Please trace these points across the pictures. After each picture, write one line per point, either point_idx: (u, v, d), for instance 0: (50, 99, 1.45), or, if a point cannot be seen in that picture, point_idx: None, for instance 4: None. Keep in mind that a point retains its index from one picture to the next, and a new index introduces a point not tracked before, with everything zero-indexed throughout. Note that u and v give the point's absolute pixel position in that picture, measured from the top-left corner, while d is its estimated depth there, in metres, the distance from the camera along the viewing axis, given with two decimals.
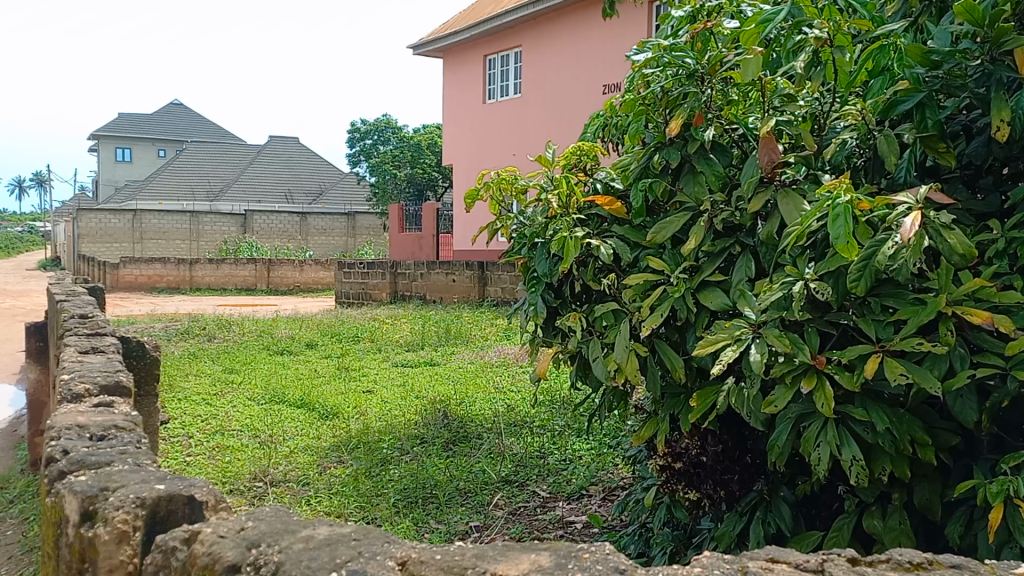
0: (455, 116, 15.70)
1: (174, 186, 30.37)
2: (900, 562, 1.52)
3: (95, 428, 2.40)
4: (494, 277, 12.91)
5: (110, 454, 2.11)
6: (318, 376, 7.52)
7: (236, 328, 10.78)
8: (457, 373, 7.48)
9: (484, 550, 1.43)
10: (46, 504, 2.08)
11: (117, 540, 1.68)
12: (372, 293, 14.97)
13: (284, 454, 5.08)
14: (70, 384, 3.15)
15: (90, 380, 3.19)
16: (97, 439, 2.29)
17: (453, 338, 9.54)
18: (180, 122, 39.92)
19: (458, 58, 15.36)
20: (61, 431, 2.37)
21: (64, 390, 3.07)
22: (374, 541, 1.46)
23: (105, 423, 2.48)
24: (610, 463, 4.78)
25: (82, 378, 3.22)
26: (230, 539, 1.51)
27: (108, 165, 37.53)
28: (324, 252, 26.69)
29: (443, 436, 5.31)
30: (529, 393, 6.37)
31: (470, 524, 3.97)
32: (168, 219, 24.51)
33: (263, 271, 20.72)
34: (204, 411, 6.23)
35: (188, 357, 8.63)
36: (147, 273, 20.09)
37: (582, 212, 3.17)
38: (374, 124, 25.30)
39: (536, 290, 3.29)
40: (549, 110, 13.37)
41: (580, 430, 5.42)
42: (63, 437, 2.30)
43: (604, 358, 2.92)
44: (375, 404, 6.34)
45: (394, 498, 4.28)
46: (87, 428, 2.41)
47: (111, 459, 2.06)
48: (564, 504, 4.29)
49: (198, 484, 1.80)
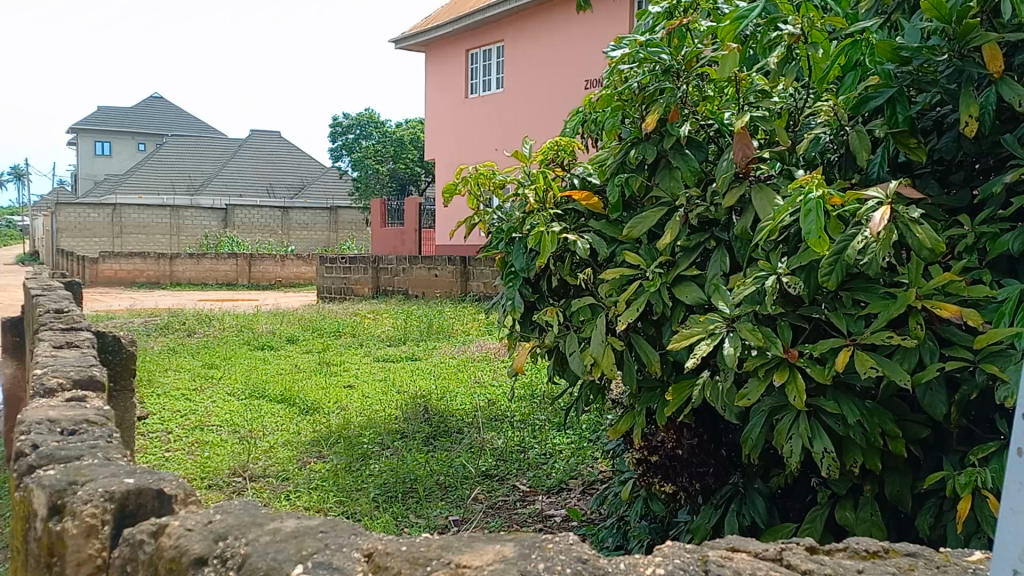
0: (437, 111, 15.65)
1: (154, 180, 30.16)
2: (857, 551, 1.53)
3: (65, 422, 2.38)
4: (477, 272, 12.96)
5: (80, 448, 2.10)
6: (300, 371, 7.49)
7: (216, 323, 10.74)
8: (438, 368, 7.50)
9: (449, 541, 1.43)
10: (16, 499, 2.07)
11: (85, 534, 1.67)
12: (354, 288, 14.93)
13: (263, 450, 5.07)
14: (42, 378, 3.13)
15: (63, 374, 3.17)
16: (66, 434, 2.28)
17: (436, 333, 9.54)
18: (160, 116, 39.60)
19: (441, 52, 15.33)
20: (31, 426, 2.35)
21: (36, 384, 3.05)
22: (340, 534, 1.47)
23: (76, 417, 2.46)
24: (589, 458, 4.79)
25: (54, 374, 3.19)
26: (199, 532, 1.51)
27: (87, 159, 37.36)
28: (307, 247, 26.40)
29: (423, 431, 5.31)
30: (509, 388, 6.38)
31: (450, 518, 3.99)
32: (147, 214, 24.23)
33: (244, 266, 20.73)
34: (183, 406, 6.21)
35: (168, 352, 8.59)
36: (127, 268, 19.84)
37: (559, 207, 3.16)
38: (356, 118, 25.02)
39: (514, 285, 3.29)
40: (533, 104, 13.34)
41: (560, 424, 5.44)
42: (34, 431, 2.29)
43: (581, 353, 2.92)
44: (356, 399, 6.35)
45: (374, 492, 4.28)
46: (57, 423, 2.39)
47: (81, 454, 2.05)
48: (543, 498, 4.31)
49: (168, 478, 1.79)
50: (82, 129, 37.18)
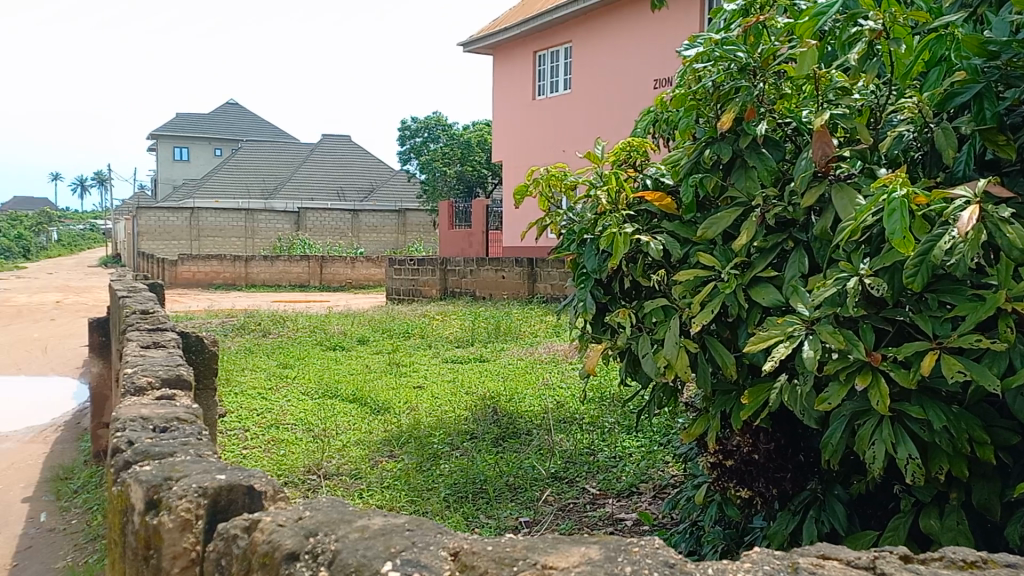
0: (505, 113, 15.73)
1: (230, 184, 31.01)
2: (953, 561, 1.49)
3: (158, 420, 2.48)
4: (544, 274, 12.94)
5: (173, 445, 2.18)
6: (371, 372, 7.61)
7: (290, 324, 10.98)
8: (506, 369, 7.53)
9: (534, 542, 1.44)
10: (113, 493, 2.16)
11: (180, 528, 1.74)
12: (422, 289, 15.08)
13: (336, 448, 5.17)
14: (133, 377, 3.26)
15: (152, 373, 3.29)
16: (159, 431, 2.37)
17: (503, 335, 9.58)
18: (235, 122, 40.71)
19: (508, 54, 15.40)
20: (127, 422, 2.45)
21: (127, 382, 3.18)
22: (426, 532, 1.49)
23: (167, 415, 2.56)
24: (660, 462, 4.75)
25: (144, 372, 3.31)
26: (289, 528, 1.55)
27: (167, 164, 38.64)
28: (375, 249, 26.65)
29: (493, 432, 5.34)
30: (579, 390, 6.36)
31: (520, 519, 4.01)
32: (224, 218, 25.12)
33: (316, 267, 21.13)
34: (259, 405, 6.38)
35: (244, 352, 8.83)
36: (204, 270, 20.64)
37: (631, 208, 3.15)
38: (424, 122, 25.29)
39: (585, 286, 3.28)
40: (601, 105, 13.32)
41: (630, 427, 5.40)
42: (129, 427, 2.39)
43: (654, 355, 2.90)
44: (425, 399, 6.42)
45: (444, 492, 4.33)
46: (150, 420, 2.48)
47: (174, 450, 2.13)
48: (614, 501, 4.29)
49: (257, 475, 1.84)
50: (161, 135, 38.46)
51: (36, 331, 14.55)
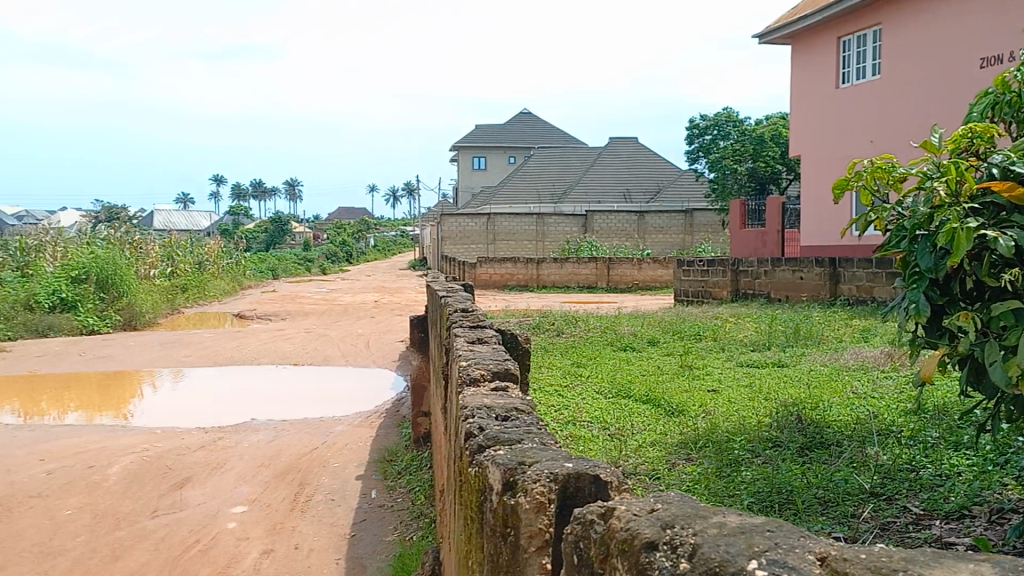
0: (803, 105, 15.00)
1: (523, 190, 32.57)
2: None
3: (500, 410, 2.65)
4: (848, 275, 12.23)
5: (519, 433, 2.33)
6: (665, 373, 7.60)
7: (582, 324, 11.30)
8: (808, 375, 7.17)
9: (916, 554, 1.18)
10: (467, 474, 2.34)
11: (535, 509, 1.82)
12: (712, 291, 14.79)
13: (634, 448, 5.22)
14: (469, 369, 3.52)
15: (485, 366, 3.54)
16: (503, 420, 2.53)
17: (803, 339, 9.11)
18: (527, 131, 42.72)
19: (807, 43, 14.66)
20: (474, 411, 2.65)
21: (464, 374, 3.44)
22: (793, 535, 1.27)
23: (507, 405, 2.74)
24: (997, 485, 4.24)
25: (477, 365, 3.58)
26: (651, 520, 1.40)
27: (467, 173, 41.50)
28: (663, 250, 26.63)
29: (798, 441, 5.10)
30: (894, 400, 5.89)
31: (833, 534, 3.79)
32: (517, 222, 26.41)
33: (604, 269, 21.56)
34: (558, 401, 6.62)
35: (541, 350, 9.22)
36: (500, 272, 21.78)
37: (975, 201, 2.86)
38: (713, 119, 24.74)
39: (918, 287, 3.02)
40: (918, 90, 12.33)
41: (958, 443, 4.90)
42: (477, 415, 2.58)
43: (1005, 364, 2.62)
44: (722, 403, 6.30)
45: (748, 500, 4.20)
46: (493, 409, 2.67)
47: (521, 438, 2.26)
48: (942, 524, 3.90)
49: (603, 465, 1.90)
50: (462, 146, 41.37)
51: (360, 327, 16.27)
